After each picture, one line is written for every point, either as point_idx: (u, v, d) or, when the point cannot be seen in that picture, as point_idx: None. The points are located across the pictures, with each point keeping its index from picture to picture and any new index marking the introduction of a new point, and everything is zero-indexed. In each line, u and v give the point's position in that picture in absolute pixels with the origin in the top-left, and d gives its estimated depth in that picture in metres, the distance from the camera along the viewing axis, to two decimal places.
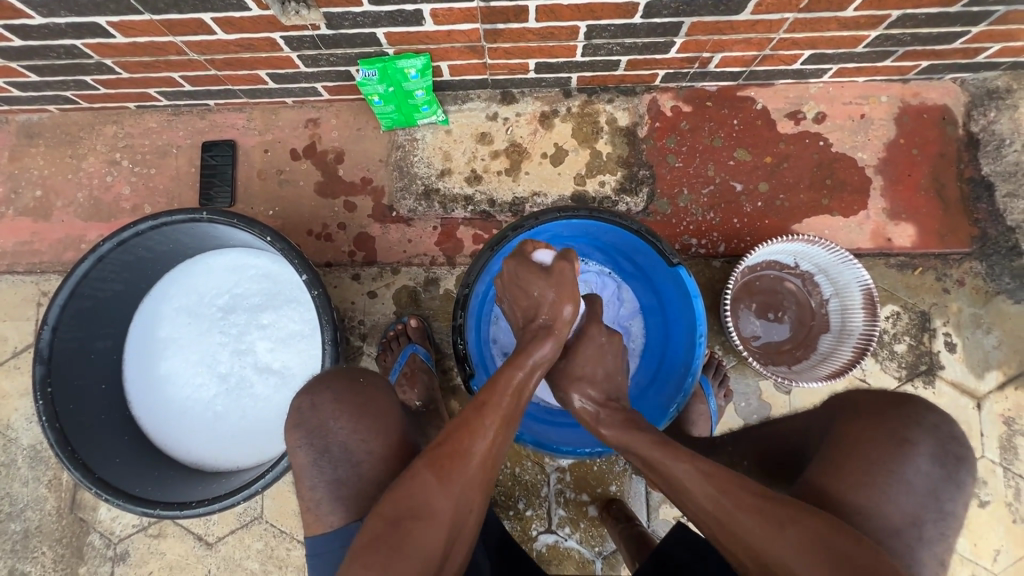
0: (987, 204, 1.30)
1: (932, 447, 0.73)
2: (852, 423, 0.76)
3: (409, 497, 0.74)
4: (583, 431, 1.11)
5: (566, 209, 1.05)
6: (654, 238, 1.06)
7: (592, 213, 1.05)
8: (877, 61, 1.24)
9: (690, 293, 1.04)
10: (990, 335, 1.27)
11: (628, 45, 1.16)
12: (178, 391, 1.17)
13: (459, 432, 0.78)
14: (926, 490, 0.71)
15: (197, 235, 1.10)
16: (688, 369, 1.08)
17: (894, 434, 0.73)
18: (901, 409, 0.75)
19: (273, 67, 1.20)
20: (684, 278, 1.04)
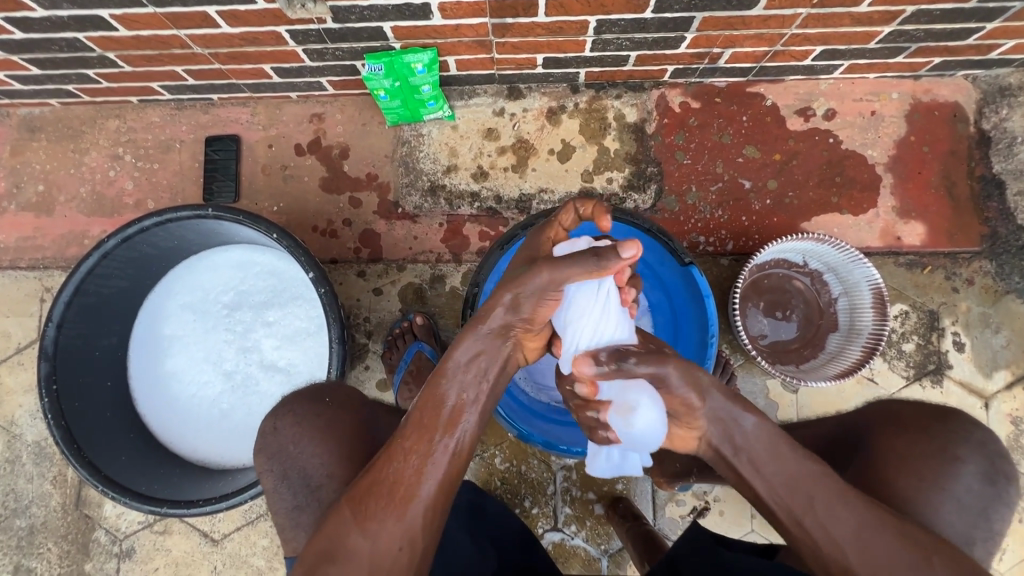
0: (997, 202, 1.29)
1: (981, 464, 0.75)
2: (900, 438, 0.78)
3: (328, 534, 0.69)
4: None
5: None
6: (665, 236, 1.05)
7: None
8: (889, 57, 1.23)
9: (702, 292, 1.03)
10: (999, 334, 1.26)
11: (637, 40, 1.14)
12: (183, 389, 1.16)
13: (386, 460, 0.71)
14: (976, 510, 0.74)
15: (202, 231, 1.09)
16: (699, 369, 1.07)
17: (945, 450, 0.76)
18: (949, 426, 0.78)
19: (278, 61, 1.18)
20: (696, 277, 1.03)
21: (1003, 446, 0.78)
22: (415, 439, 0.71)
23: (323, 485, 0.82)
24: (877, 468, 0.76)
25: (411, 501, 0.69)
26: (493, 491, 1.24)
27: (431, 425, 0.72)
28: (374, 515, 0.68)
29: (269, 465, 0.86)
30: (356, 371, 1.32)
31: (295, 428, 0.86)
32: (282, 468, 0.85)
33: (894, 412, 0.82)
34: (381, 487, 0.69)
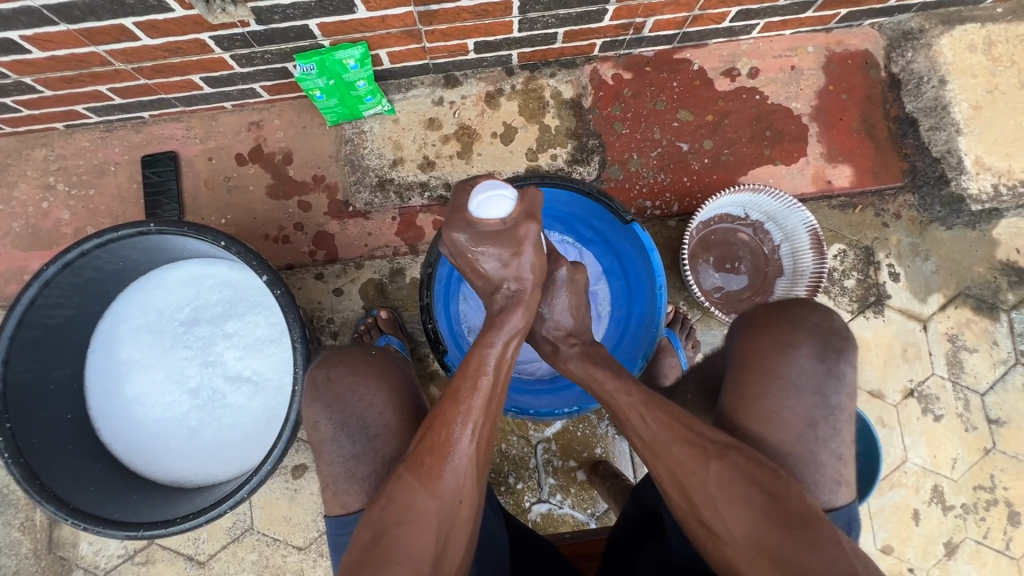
0: (913, 139, 1.38)
1: (814, 346, 0.80)
2: (748, 340, 0.82)
3: (395, 502, 0.73)
4: (563, 395, 1.10)
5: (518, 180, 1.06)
6: (606, 200, 1.09)
7: (543, 181, 1.07)
8: (799, 13, 1.30)
9: (646, 247, 1.06)
10: (929, 261, 1.35)
11: (562, 17, 1.18)
12: (147, 413, 1.13)
13: (442, 421, 0.75)
14: (813, 389, 0.79)
15: (147, 249, 1.07)
16: (654, 321, 1.11)
17: (779, 340, 0.80)
18: (785, 319, 0.82)
19: (207, 70, 1.17)
20: (638, 233, 1.06)
21: (839, 326, 0.82)
22: (469, 395, 0.77)
23: (379, 438, 0.84)
24: (735, 377, 0.82)
25: (467, 459, 0.75)
26: None
27: (460, 387, 0.77)
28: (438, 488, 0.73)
29: (325, 414, 0.84)
30: None
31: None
32: None
33: (746, 317, 0.86)
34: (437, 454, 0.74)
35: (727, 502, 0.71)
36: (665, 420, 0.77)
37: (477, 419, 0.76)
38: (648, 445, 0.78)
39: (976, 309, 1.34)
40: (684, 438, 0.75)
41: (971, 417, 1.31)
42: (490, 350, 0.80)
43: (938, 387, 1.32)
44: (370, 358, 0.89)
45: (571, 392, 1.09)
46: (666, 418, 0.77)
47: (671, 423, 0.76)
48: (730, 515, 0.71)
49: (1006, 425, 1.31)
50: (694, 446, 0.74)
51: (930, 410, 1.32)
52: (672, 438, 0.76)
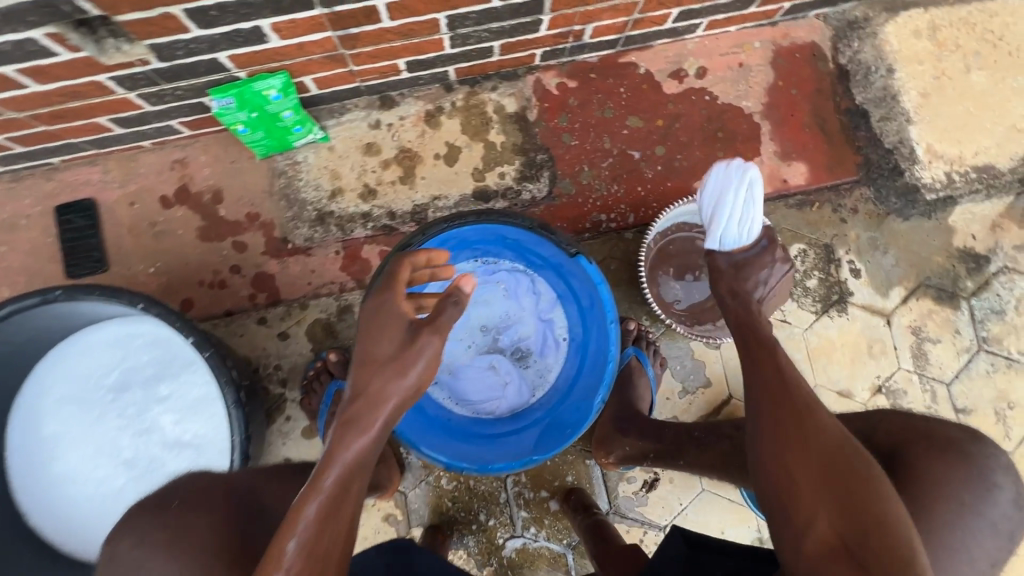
0: (866, 130, 1.36)
1: (1013, 491, 0.76)
2: (943, 456, 0.76)
3: None
4: (523, 440, 1.04)
5: (451, 216, 0.92)
6: (552, 231, 0.96)
7: (479, 216, 0.93)
8: (742, 9, 1.26)
9: (596, 279, 0.94)
10: (889, 254, 1.34)
11: (496, 30, 1.11)
12: (79, 491, 1.04)
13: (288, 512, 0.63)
14: (995, 527, 0.74)
15: (61, 317, 0.98)
16: (609, 355, 0.97)
17: (984, 474, 0.76)
18: (982, 445, 0.78)
19: (113, 111, 1.07)
20: (586, 266, 0.94)
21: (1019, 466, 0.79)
22: (307, 502, 0.62)
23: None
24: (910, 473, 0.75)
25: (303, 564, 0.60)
26: (446, 512, 1.21)
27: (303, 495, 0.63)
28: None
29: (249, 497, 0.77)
30: (276, 425, 1.21)
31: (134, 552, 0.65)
32: None
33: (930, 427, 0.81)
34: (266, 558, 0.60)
35: (817, 488, 0.70)
36: (817, 421, 0.75)
37: (313, 535, 0.61)
38: (766, 429, 0.77)
39: (937, 299, 1.34)
40: (807, 435, 0.74)
41: (939, 408, 1.31)
42: (340, 459, 0.65)
43: (905, 381, 1.31)
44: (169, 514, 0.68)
45: (530, 434, 1.04)
46: (796, 414, 0.76)
47: (792, 423, 0.75)
48: (813, 514, 0.69)
49: (973, 413, 1.31)
50: (815, 444, 0.73)
51: (898, 404, 1.31)
52: (795, 433, 0.74)
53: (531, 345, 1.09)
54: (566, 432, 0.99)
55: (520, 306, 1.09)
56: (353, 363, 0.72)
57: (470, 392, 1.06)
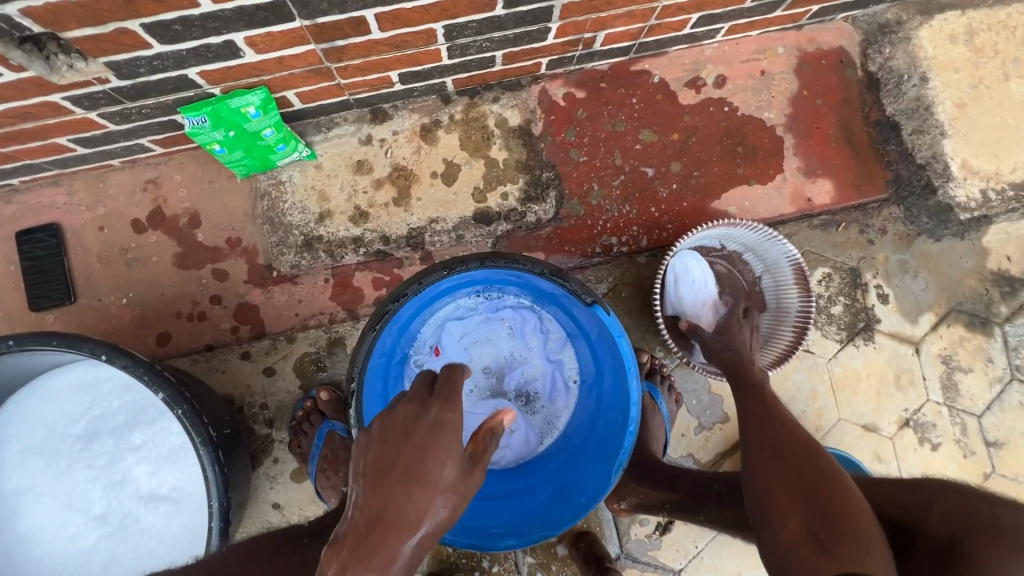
0: (896, 144, 1.26)
1: None
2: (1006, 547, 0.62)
3: None
4: (533, 502, 0.93)
5: (452, 263, 0.83)
6: (563, 277, 0.86)
7: (484, 262, 0.85)
8: (767, 13, 1.16)
9: (615, 332, 0.83)
10: (918, 278, 1.25)
11: (499, 40, 1.01)
12: (46, 551, 0.95)
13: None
14: None
15: (17, 365, 0.89)
16: (627, 419, 0.85)
17: None
18: None
19: (73, 132, 0.97)
20: (603, 317, 0.84)
21: None
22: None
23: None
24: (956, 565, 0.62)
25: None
26: (447, 559, 1.14)
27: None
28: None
29: None
30: (262, 468, 1.12)
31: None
32: None
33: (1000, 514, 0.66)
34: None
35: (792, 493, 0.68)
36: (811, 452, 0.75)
37: None
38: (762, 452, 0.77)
39: (969, 325, 1.25)
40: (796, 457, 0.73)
41: (970, 442, 1.23)
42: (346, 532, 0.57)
43: (934, 414, 1.23)
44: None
45: (541, 495, 0.94)
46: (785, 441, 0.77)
47: (771, 442, 0.77)
48: (785, 514, 0.66)
49: (1005, 447, 1.24)
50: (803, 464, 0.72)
51: (926, 438, 1.23)
52: (784, 454, 0.75)
53: (539, 388, 1.00)
54: (578, 499, 0.88)
55: (526, 347, 1.00)
56: (380, 472, 0.59)
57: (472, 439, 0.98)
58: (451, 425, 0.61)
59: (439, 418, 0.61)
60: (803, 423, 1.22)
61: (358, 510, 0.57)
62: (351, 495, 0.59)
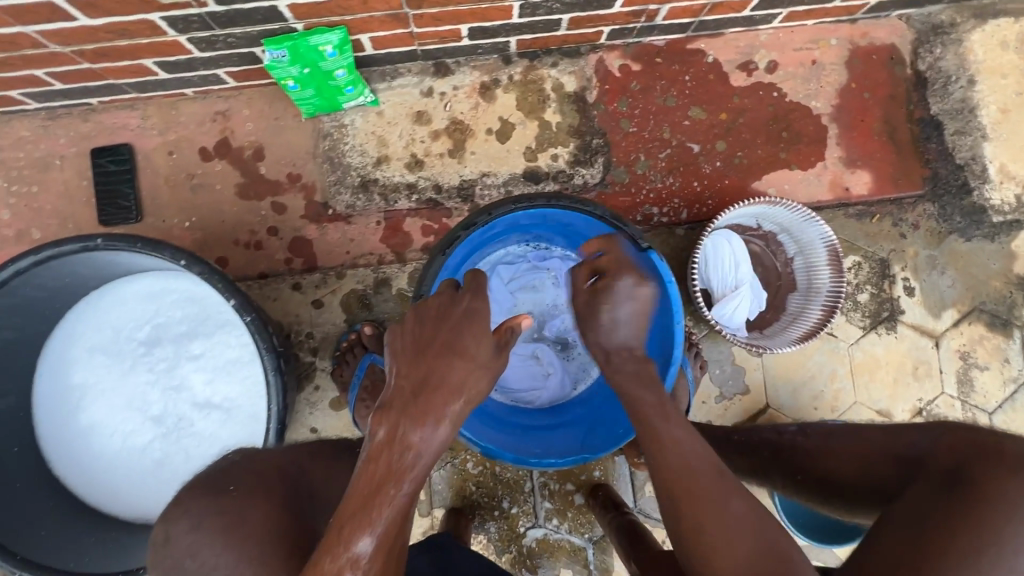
0: (937, 143, 1.29)
1: None
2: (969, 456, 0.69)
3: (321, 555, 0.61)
4: (568, 439, 0.98)
5: (520, 198, 0.87)
6: (618, 222, 0.91)
7: (549, 201, 0.88)
8: (826, 2, 1.19)
9: (664, 278, 0.87)
10: (945, 275, 1.29)
11: (569, 2, 1.05)
12: (105, 444, 1.02)
13: (353, 519, 0.61)
14: None
15: (98, 264, 0.95)
16: (670, 356, 0.89)
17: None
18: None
19: (161, 54, 1.02)
20: (655, 264, 0.87)
21: None
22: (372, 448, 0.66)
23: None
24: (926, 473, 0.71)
25: (386, 559, 0.63)
26: (469, 496, 1.20)
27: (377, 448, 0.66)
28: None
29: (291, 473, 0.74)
30: (305, 393, 1.19)
31: (190, 536, 0.64)
32: None
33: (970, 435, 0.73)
34: (339, 567, 0.60)
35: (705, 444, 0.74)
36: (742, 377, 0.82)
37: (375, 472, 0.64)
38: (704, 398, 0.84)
39: (989, 325, 1.29)
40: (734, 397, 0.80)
41: None
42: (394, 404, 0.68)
43: (947, 407, 1.27)
44: (228, 498, 0.67)
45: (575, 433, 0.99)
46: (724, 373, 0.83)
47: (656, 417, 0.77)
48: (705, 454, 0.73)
49: None
50: None
51: None
52: None
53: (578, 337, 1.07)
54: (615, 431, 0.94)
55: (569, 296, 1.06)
56: (415, 351, 0.72)
57: (512, 377, 1.05)
58: (478, 314, 0.76)
59: (469, 309, 0.76)
60: (820, 402, 1.26)
61: (403, 380, 0.70)
62: (393, 369, 0.72)
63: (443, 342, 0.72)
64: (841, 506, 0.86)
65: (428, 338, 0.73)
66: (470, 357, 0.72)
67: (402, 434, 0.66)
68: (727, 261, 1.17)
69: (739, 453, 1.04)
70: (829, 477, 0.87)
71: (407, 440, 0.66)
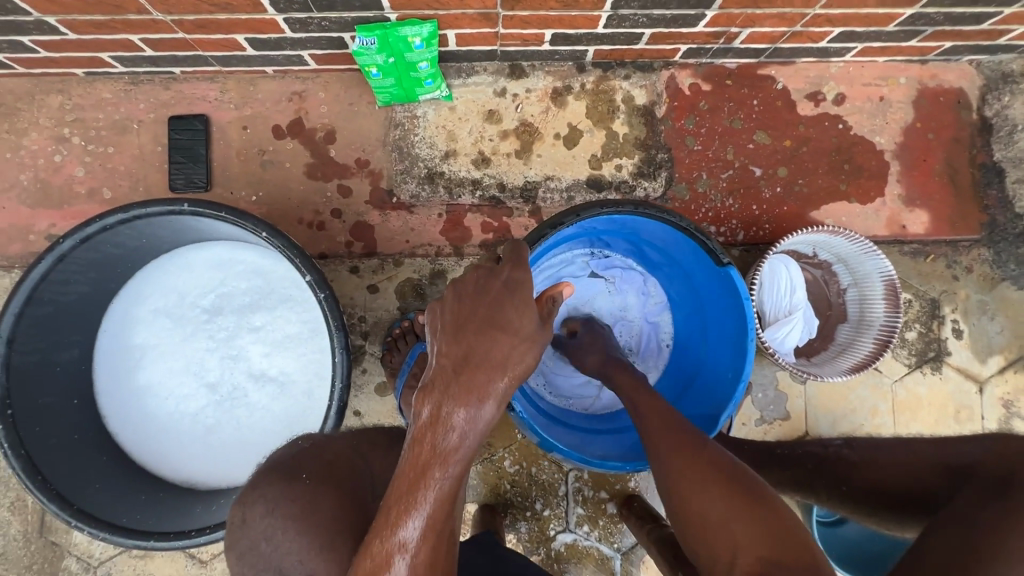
0: (997, 190, 1.30)
1: None
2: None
3: (373, 541, 0.57)
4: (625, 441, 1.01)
5: (608, 202, 0.87)
6: (705, 236, 0.89)
7: (636, 208, 0.88)
8: (903, 41, 1.20)
9: (741, 296, 0.88)
10: (995, 321, 1.29)
11: (655, 17, 1.07)
12: (160, 405, 1.03)
13: (399, 500, 0.58)
14: None
15: (175, 229, 0.97)
16: (739, 375, 0.91)
17: None
18: None
19: (255, 31, 1.04)
20: (733, 280, 0.88)
21: None
22: (415, 432, 0.61)
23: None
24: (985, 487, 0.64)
25: (438, 542, 0.58)
26: (503, 494, 1.20)
27: (422, 431, 0.60)
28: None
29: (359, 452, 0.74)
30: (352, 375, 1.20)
31: (267, 520, 0.65)
32: None
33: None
34: (389, 551, 0.57)
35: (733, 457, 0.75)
36: None
37: (421, 452, 0.59)
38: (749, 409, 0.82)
39: None
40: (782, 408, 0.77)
41: None
42: (434, 385, 0.62)
43: None
44: (303, 485, 0.67)
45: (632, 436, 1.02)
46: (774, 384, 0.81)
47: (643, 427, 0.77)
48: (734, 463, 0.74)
49: None
50: None
51: None
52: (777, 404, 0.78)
53: (634, 344, 1.10)
54: None
55: (626, 302, 1.10)
56: (453, 329, 0.64)
57: (567, 381, 1.08)
58: (524, 285, 0.68)
59: (513, 278, 0.68)
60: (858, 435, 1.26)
61: (443, 358, 0.63)
62: (433, 347, 0.65)
63: (486, 314, 0.65)
64: (897, 519, 0.77)
65: (468, 316, 0.65)
66: (518, 334, 0.65)
67: (445, 413, 0.60)
68: (783, 284, 1.16)
69: (782, 466, 0.97)
70: (880, 487, 0.79)
71: (450, 420, 0.60)
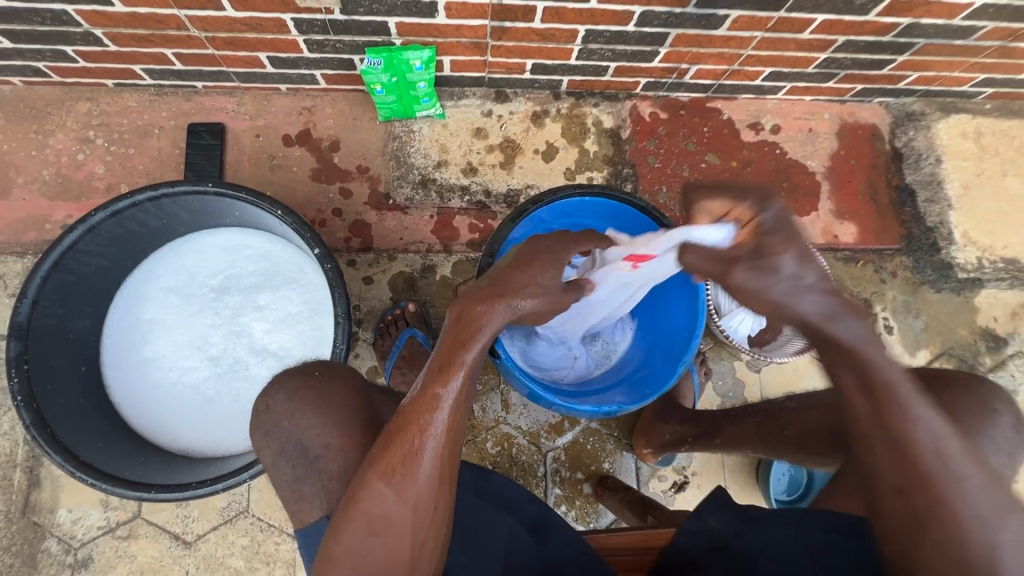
0: (911, 208, 1.52)
1: None
2: None
3: (403, 413, 0.67)
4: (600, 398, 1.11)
5: (581, 184, 1.06)
6: (660, 214, 1.08)
7: (604, 190, 1.07)
8: (822, 82, 1.44)
9: None
10: (919, 319, 1.47)
11: (619, 52, 1.27)
12: (163, 376, 1.10)
13: (428, 377, 0.67)
14: None
15: (195, 210, 1.07)
16: (693, 331, 1.04)
17: None
18: None
19: (277, 50, 1.21)
20: None
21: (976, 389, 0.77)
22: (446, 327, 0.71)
23: (323, 459, 0.77)
24: None
25: (458, 413, 0.68)
26: None
27: (453, 327, 0.70)
28: (410, 479, 0.65)
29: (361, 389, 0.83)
30: None
31: (288, 403, 0.80)
32: (281, 440, 0.79)
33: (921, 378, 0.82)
34: (417, 417, 0.66)
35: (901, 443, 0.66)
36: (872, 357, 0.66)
37: (449, 340, 0.69)
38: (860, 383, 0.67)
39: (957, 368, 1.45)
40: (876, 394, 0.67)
41: None
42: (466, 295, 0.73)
43: None
44: (315, 379, 0.82)
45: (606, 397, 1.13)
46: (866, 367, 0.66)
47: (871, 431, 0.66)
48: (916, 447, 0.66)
49: None
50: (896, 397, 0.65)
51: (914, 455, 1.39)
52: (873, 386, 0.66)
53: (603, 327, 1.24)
54: (645, 391, 1.07)
55: None
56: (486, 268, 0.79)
57: (545, 354, 1.16)
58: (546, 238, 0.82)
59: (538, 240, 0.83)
60: None
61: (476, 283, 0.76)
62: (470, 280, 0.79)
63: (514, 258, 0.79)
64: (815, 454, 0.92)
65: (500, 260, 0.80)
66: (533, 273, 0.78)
67: (469, 311, 0.71)
68: None
69: (731, 424, 1.09)
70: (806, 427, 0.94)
71: (473, 316, 0.70)
